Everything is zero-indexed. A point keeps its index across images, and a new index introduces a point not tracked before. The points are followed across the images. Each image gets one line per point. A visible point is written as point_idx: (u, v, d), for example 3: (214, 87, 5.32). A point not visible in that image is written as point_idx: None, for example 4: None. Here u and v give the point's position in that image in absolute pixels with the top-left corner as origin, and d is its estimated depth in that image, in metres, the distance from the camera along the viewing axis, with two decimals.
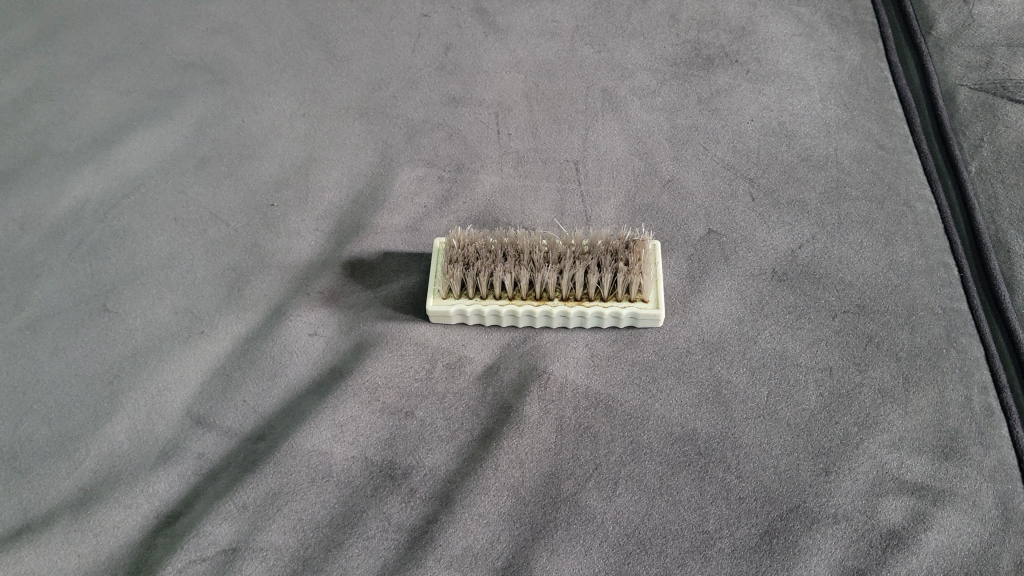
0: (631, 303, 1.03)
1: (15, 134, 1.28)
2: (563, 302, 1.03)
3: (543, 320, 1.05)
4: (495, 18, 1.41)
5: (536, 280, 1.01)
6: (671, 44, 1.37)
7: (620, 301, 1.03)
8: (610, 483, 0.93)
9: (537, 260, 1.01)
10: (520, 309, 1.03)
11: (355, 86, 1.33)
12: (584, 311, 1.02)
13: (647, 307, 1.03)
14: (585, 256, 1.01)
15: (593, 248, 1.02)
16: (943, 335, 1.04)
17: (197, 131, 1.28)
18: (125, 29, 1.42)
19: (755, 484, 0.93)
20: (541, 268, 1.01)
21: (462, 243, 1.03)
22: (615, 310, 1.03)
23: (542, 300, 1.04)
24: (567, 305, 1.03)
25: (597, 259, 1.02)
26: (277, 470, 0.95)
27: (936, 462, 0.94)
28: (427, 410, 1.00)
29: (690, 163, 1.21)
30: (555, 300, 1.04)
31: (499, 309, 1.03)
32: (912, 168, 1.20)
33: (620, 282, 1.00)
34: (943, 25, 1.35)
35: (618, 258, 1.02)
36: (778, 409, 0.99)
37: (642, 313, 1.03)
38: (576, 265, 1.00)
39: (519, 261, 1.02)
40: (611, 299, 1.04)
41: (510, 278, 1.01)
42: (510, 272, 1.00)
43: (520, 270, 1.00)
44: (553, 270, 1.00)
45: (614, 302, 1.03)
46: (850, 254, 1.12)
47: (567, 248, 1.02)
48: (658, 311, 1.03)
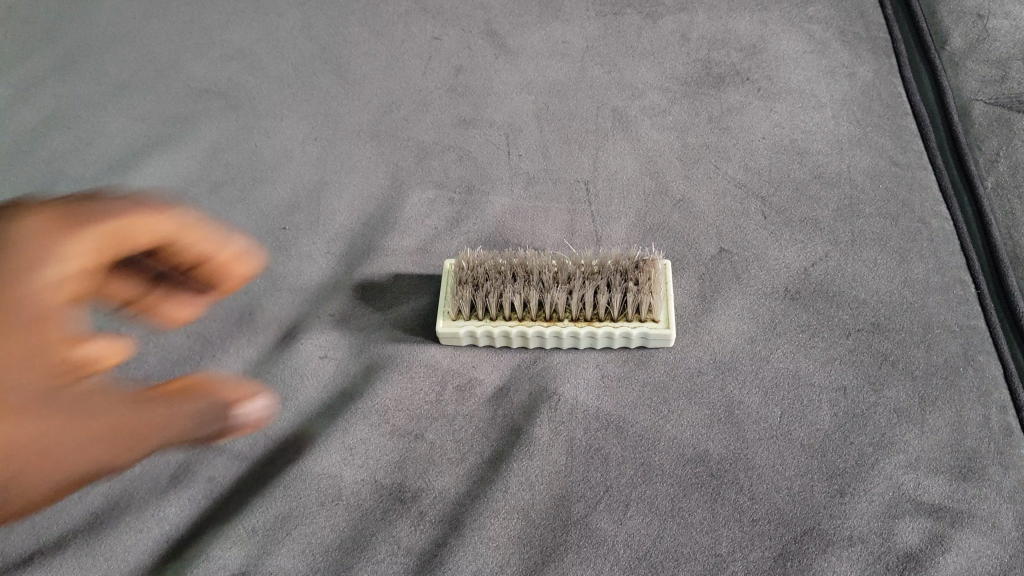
0: (642, 323, 1.03)
1: (33, 161, 1.29)
2: (573, 323, 1.03)
3: (553, 341, 1.05)
4: (506, 39, 1.41)
5: (545, 300, 1.01)
6: (681, 63, 1.36)
7: (631, 321, 1.03)
8: (621, 505, 0.93)
9: (546, 280, 1.01)
10: (530, 330, 1.02)
11: (366, 110, 1.33)
12: (594, 332, 1.02)
13: (658, 326, 1.02)
14: (595, 276, 1.01)
15: (603, 268, 1.02)
16: (960, 353, 1.03)
17: (211, 155, 1.30)
18: (141, 56, 1.43)
19: (769, 506, 0.92)
20: (551, 289, 1.01)
21: (472, 264, 1.04)
22: (625, 330, 1.02)
23: (551, 320, 1.03)
24: (577, 326, 1.02)
25: (607, 279, 1.01)
26: (286, 493, 0.96)
27: (953, 482, 0.93)
28: (437, 432, 1.00)
29: (701, 183, 1.21)
30: (565, 320, 1.03)
31: (508, 330, 1.03)
32: (927, 185, 1.18)
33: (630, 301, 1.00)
34: (957, 39, 1.34)
35: (628, 278, 1.01)
36: (792, 429, 0.98)
37: (652, 333, 1.02)
38: (586, 285, 1.00)
39: (528, 282, 1.02)
40: (621, 319, 1.03)
41: (520, 299, 1.01)
42: (519, 292, 1.00)
43: (530, 290, 1.00)
44: (563, 289, 1.00)
45: (624, 322, 1.03)
46: (864, 272, 1.10)
47: (576, 269, 1.02)
48: (668, 331, 1.02)
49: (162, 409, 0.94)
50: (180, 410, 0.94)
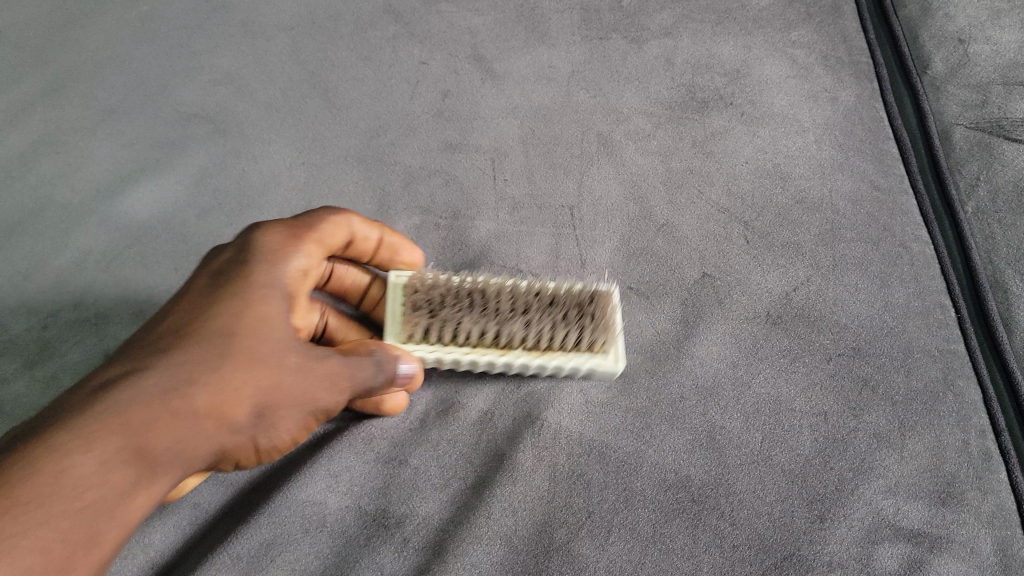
0: (595, 356, 1.01)
1: (20, 187, 1.28)
2: (525, 353, 1.01)
3: (503, 369, 1.02)
4: (492, 64, 1.42)
5: (502, 331, 0.99)
6: (666, 87, 1.37)
7: (583, 354, 1.01)
8: (603, 531, 0.93)
9: (503, 311, 0.99)
10: (484, 359, 1.00)
11: (354, 134, 1.34)
12: (546, 364, 1.00)
13: (610, 360, 1.01)
14: (551, 308, 1.00)
15: (558, 300, 1.01)
16: (939, 378, 1.04)
17: (200, 180, 1.31)
18: (130, 81, 1.41)
19: (750, 532, 0.92)
20: (507, 320, 0.98)
21: (426, 290, 1.01)
22: (578, 362, 1.00)
23: (503, 349, 1.01)
24: (530, 357, 1.01)
25: (563, 312, 1.00)
26: (271, 520, 0.95)
27: (932, 508, 0.94)
28: (421, 458, 1.01)
29: (685, 208, 1.22)
30: (518, 351, 1.01)
31: (462, 357, 1.00)
32: (908, 209, 1.20)
33: (587, 337, 0.99)
34: (938, 64, 1.35)
35: (583, 312, 1.01)
36: (773, 454, 0.98)
37: (602, 367, 1.00)
38: (543, 318, 0.99)
39: (484, 311, 1.00)
40: (573, 351, 1.02)
41: (477, 329, 0.98)
42: (476, 323, 0.98)
43: (487, 321, 0.98)
44: (520, 323, 0.98)
45: (576, 354, 1.01)
46: (846, 297, 1.12)
47: (533, 300, 1.00)
48: (616, 365, 1.00)
49: (330, 385, 0.92)
50: (339, 375, 0.92)
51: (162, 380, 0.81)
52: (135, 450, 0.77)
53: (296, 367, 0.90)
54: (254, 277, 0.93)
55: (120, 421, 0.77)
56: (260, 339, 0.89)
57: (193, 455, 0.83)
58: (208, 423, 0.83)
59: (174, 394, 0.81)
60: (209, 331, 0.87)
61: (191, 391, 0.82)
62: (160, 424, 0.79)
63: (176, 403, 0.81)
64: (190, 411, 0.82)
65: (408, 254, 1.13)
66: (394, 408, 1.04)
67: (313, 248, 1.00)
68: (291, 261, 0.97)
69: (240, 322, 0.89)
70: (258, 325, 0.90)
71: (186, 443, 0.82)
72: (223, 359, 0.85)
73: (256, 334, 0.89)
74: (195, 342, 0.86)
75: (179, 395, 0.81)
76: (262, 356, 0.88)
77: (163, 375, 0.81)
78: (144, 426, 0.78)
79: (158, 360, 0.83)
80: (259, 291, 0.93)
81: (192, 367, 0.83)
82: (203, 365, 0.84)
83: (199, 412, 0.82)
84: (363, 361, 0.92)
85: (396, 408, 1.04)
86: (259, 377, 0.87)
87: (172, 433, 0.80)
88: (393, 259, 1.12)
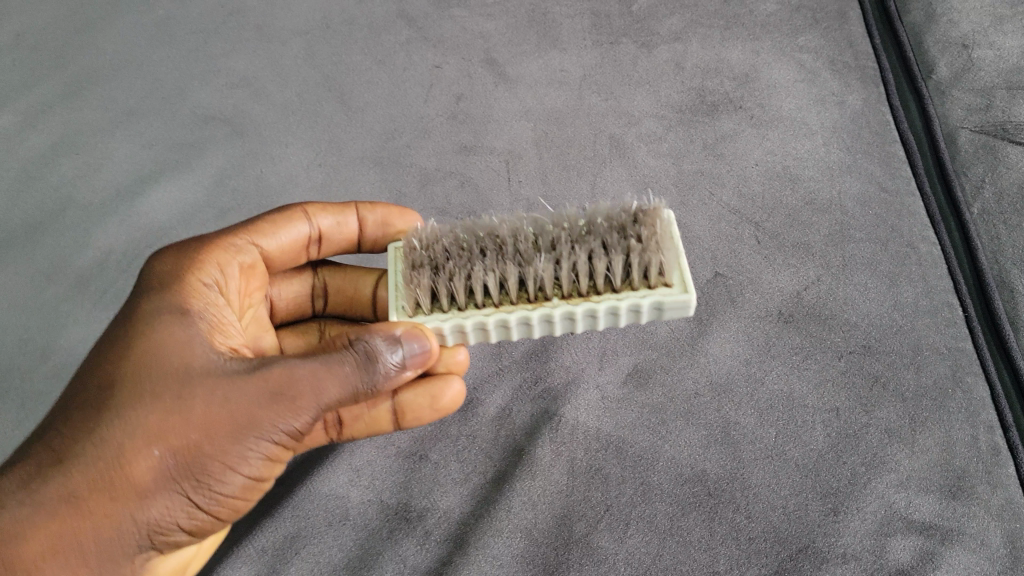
0: (650, 291, 0.84)
1: (42, 188, 1.31)
2: (565, 301, 0.84)
3: (544, 327, 0.86)
4: (505, 68, 1.44)
5: (527, 277, 0.83)
6: (676, 91, 1.40)
7: (637, 290, 0.84)
8: (621, 524, 0.95)
9: (525, 253, 0.85)
10: (512, 317, 0.84)
11: (369, 137, 1.36)
12: (594, 308, 0.83)
13: (672, 292, 0.83)
14: (586, 241, 0.85)
15: (592, 231, 0.86)
16: (948, 375, 1.06)
17: (218, 181, 1.32)
18: (148, 83, 1.43)
19: (765, 524, 0.94)
20: (532, 261, 0.84)
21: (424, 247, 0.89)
22: (632, 301, 0.83)
23: (537, 301, 0.85)
24: (573, 304, 0.84)
25: (599, 243, 0.85)
26: (295, 513, 0.98)
27: (942, 501, 0.96)
28: (441, 453, 1.03)
29: (696, 209, 1.25)
30: (554, 299, 0.85)
31: (486, 319, 0.84)
32: (916, 211, 1.22)
33: (631, 266, 0.82)
34: (943, 69, 1.36)
35: (625, 237, 0.86)
36: (786, 449, 1.00)
37: (668, 299, 0.82)
38: (575, 253, 0.83)
39: (501, 258, 0.86)
40: (624, 288, 0.85)
41: (494, 278, 0.83)
42: (492, 270, 0.84)
43: (506, 266, 0.83)
44: (549, 261, 0.83)
45: (628, 292, 0.84)
46: (856, 295, 1.14)
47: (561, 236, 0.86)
48: (688, 294, 0.82)
49: (285, 400, 0.73)
50: (298, 382, 0.74)
51: (98, 438, 0.72)
52: (79, 528, 0.71)
53: (238, 385, 0.74)
54: (220, 245, 0.92)
55: (56, 505, 0.71)
56: (202, 363, 0.76)
57: (231, 460, 0.74)
58: (172, 479, 0.73)
59: (113, 453, 0.72)
60: (134, 367, 0.76)
61: (134, 437, 0.72)
62: (108, 490, 0.71)
63: (173, 417, 0.73)
64: (142, 468, 0.72)
65: (403, 220, 1.04)
66: (452, 401, 0.96)
67: (321, 212, 1.01)
68: (296, 224, 1.00)
69: (168, 347, 0.77)
70: (194, 345, 0.78)
71: (144, 508, 0.72)
72: (152, 398, 0.74)
73: (195, 356, 0.77)
74: (119, 394, 0.74)
75: (122, 448, 0.72)
76: (199, 383, 0.74)
77: (101, 438, 0.72)
78: (85, 502, 0.71)
79: (87, 428, 0.73)
80: (241, 253, 0.94)
81: (183, 377, 0.75)
82: (134, 411, 0.73)
83: (160, 466, 0.72)
84: (342, 357, 0.75)
85: (453, 403, 0.97)
86: (200, 408, 0.73)
87: (124, 502, 0.72)
88: (384, 230, 1.03)
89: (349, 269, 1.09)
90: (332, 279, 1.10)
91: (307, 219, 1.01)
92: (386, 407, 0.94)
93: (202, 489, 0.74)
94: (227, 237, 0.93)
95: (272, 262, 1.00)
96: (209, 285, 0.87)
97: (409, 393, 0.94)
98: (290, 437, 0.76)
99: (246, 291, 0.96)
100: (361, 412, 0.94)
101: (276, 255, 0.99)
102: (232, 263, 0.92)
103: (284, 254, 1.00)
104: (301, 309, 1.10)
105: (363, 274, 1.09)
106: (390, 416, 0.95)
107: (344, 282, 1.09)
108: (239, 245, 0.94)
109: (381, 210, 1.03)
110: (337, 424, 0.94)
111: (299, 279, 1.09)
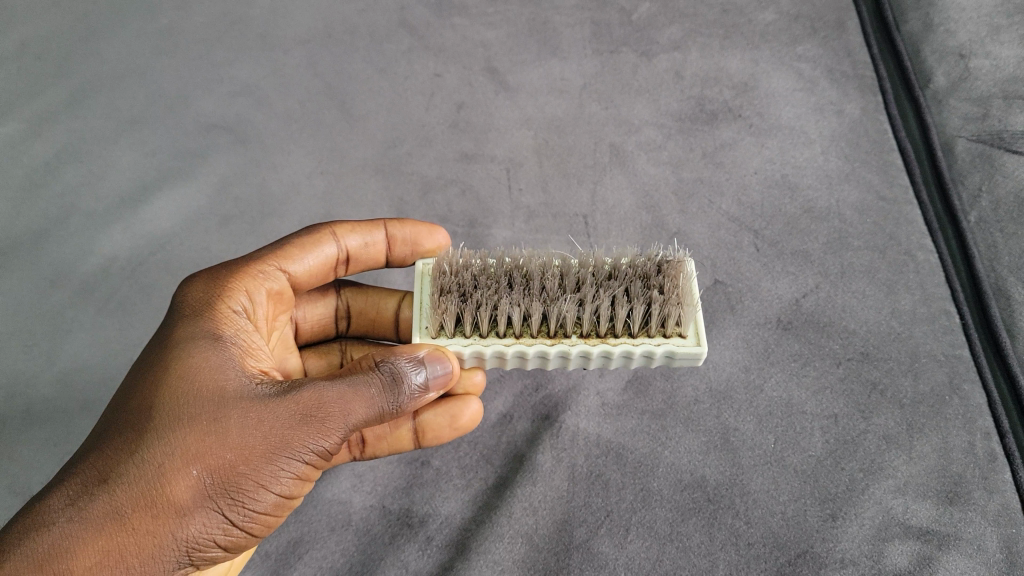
0: (667, 339, 0.86)
1: (46, 194, 1.32)
2: (583, 339, 0.87)
3: (557, 361, 0.88)
4: (506, 76, 1.45)
5: (550, 313, 0.85)
6: (676, 100, 1.41)
7: (653, 338, 0.86)
8: (621, 529, 0.96)
9: (551, 290, 0.86)
10: (531, 350, 0.86)
11: (371, 145, 1.37)
12: (609, 350, 0.86)
13: (687, 343, 0.85)
14: (611, 284, 0.86)
15: (619, 274, 0.88)
16: (945, 382, 1.07)
17: (220, 188, 1.34)
18: (152, 91, 1.44)
19: (764, 530, 0.95)
20: (557, 300, 0.85)
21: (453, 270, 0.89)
22: (648, 347, 0.85)
23: (556, 337, 0.87)
24: (589, 343, 0.86)
25: (624, 287, 0.87)
26: (298, 519, 1.00)
27: (940, 507, 0.97)
28: (443, 459, 1.04)
29: (696, 217, 1.26)
30: (573, 336, 0.87)
31: (505, 350, 0.86)
32: (913, 219, 1.23)
33: (655, 315, 0.83)
34: (940, 78, 1.36)
35: (650, 285, 0.87)
36: (785, 455, 1.01)
37: (680, 350, 0.85)
38: (602, 296, 0.84)
39: (528, 292, 0.87)
40: (641, 334, 0.87)
41: (518, 311, 0.84)
42: (518, 304, 0.84)
43: (532, 301, 0.84)
44: (574, 301, 0.84)
45: (645, 338, 0.86)
46: (854, 303, 1.15)
47: (587, 277, 0.87)
48: (700, 348, 0.84)
49: (316, 420, 0.76)
50: (328, 403, 0.76)
51: (138, 457, 0.73)
52: (123, 548, 0.70)
53: (271, 407, 0.76)
54: (254, 269, 0.92)
55: (100, 521, 0.70)
56: (234, 386, 0.78)
57: (263, 479, 0.75)
58: (210, 498, 0.73)
59: (154, 472, 0.72)
60: (167, 390, 0.77)
61: (173, 456, 0.73)
62: (149, 508, 0.71)
63: (208, 437, 0.74)
64: (180, 486, 0.72)
65: (431, 240, 1.07)
66: (471, 420, 0.98)
67: (349, 233, 1.01)
68: (324, 246, 0.99)
69: (199, 370, 0.78)
70: (225, 368, 0.79)
71: (183, 527, 0.72)
72: (189, 419, 0.75)
73: (228, 379, 0.78)
74: (154, 416, 0.75)
75: (163, 467, 0.72)
76: (234, 405, 0.76)
77: (140, 457, 0.73)
78: (128, 519, 0.71)
79: (124, 450, 0.73)
80: (269, 279, 0.93)
81: (216, 398, 0.76)
82: (171, 433, 0.74)
83: (198, 485, 0.73)
84: (369, 379, 0.78)
85: (472, 421, 0.99)
86: (234, 429, 0.74)
87: (165, 521, 0.72)
88: (414, 249, 1.06)
89: (372, 291, 1.10)
90: (354, 301, 1.10)
91: (335, 240, 1.00)
92: (408, 427, 0.97)
93: (238, 507, 0.75)
94: (256, 263, 0.92)
95: (299, 285, 0.99)
96: (238, 311, 0.87)
97: (430, 411, 0.97)
98: (319, 457, 0.78)
99: (273, 316, 0.96)
100: (385, 432, 0.97)
101: (303, 279, 0.98)
102: (259, 290, 0.91)
103: (312, 277, 0.99)
104: (325, 329, 1.11)
105: (386, 296, 1.10)
106: (410, 435, 0.98)
107: (367, 304, 1.10)
108: (267, 272, 0.93)
109: (410, 228, 1.05)
110: (359, 443, 0.98)
111: (323, 301, 1.09)
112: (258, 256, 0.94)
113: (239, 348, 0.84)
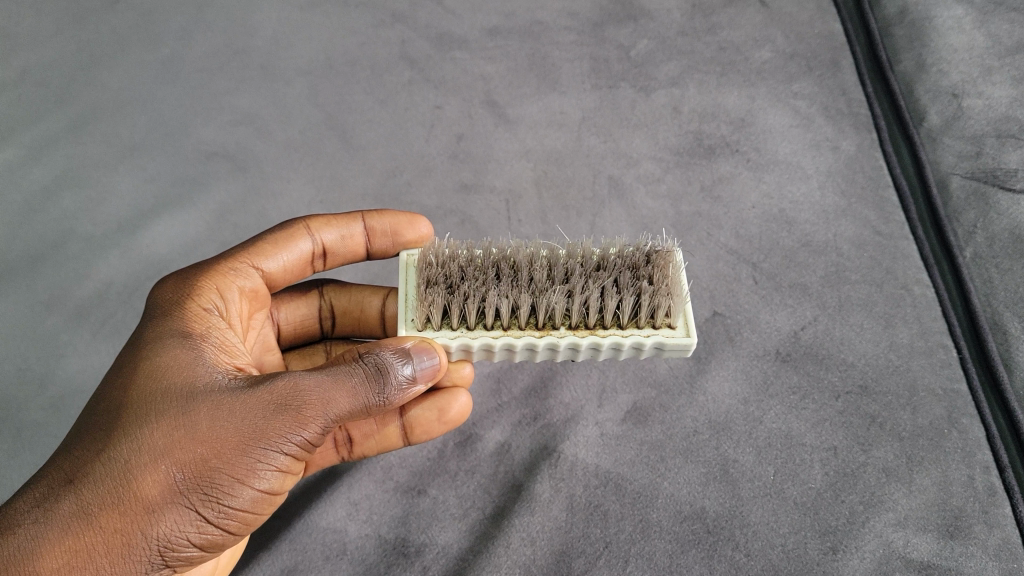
0: (656, 331, 0.85)
1: (44, 219, 1.32)
2: (572, 331, 0.86)
3: (546, 352, 0.87)
4: (506, 109, 1.46)
5: (538, 306, 0.84)
6: (673, 135, 1.43)
7: (643, 329, 0.86)
8: (620, 561, 0.95)
9: (540, 282, 0.85)
10: (519, 341, 0.85)
11: (371, 175, 1.38)
12: (599, 343, 0.85)
13: (677, 335, 0.85)
14: (600, 276, 0.86)
15: (608, 265, 0.88)
16: (943, 416, 1.07)
17: (220, 216, 1.34)
18: (152, 120, 1.45)
19: (765, 563, 0.95)
20: (546, 292, 0.84)
21: (440, 262, 0.89)
22: (637, 339, 0.85)
23: (545, 329, 0.87)
24: (578, 335, 0.85)
25: (613, 279, 0.86)
26: (292, 546, 0.98)
27: (941, 540, 0.96)
28: (439, 488, 1.03)
29: (695, 249, 1.27)
30: (562, 329, 0.86)
31: (493, 341, 0.85)
32: (909, 254, 1.24)
33: (644, 306, 0.83)
34: (934, 116, 1.37)
35: (639, 278, 0.87)
36: (785, 487, 1.01)
37: (670, 342, 0.84)
38: (591, 288, 0.84)
39: (516, 284, 0.86)
40: (631, 326, 0.86)
41: (507, 304, 0.84)
42: (506, 297, 0.84)
43: (520, 293, 0.83)
44: (563, 293, 0.83)
45: (634, 330, 0.86)
46: (851, 336, 1.16)
47: (576, 268, 0.87)
48: (690, 339, 0.84)
49: (293, 411, 0.74)
50: (306, 394, 0.74)
51: (106, 457, 0.72)
52: (92, 547, 0.70)
53: (245, 399, 0.74)
54: (226, 269, 0.92)
55: (68, 522, 0.70)
56: (207, 380, 0.77)
57: (239, 472, 0.73)
58: (181, 494, 0.72)
59: (122, 470, 0.71)
60: (138, 387, 0.76)
61: (142, 453, 0.72)
62: (117, 506, 0.70)
63: (177, 433, 0.73)
64: (150, 483, 0.71)
65: (413, 230, 1.03)
66: (460, 413, 0.97)
67: (325, 227, 1.02)
68: (299, 242, 0.99)
69: (170, 367, 0.77)
70: (199, 364, 0.78)
71: (154, 524, 0.71)
72: (158, 415, 0.74)
73: (201, 375, 0.77)
74: (123, 415, 0.74)
75: (131, 464, 0.72)
76: (205, 399, 0.75)
77: (107, 456, 0.72)
78: (95, 519, 0.70)
79: (93, 451, 0.73)
80: (241, 276, 0.93)
81: (188, 394, 0.75)
82: (139, 430, 0.73)
83: (168, 481, 0.71)
84: (351, 369, 0.76)
85: (461, 414, 0.98)
86: (206, 423, 0.73)
87: (134, 518, 0.71)
88: (395, 241, 1.03)
89: (355, 288, 1.09)
90: (337, 299, 1.09)
91: (309, 235, 1.01)
92: (395, 425, 0.96)
93: (213, 502, 0.73)
94: (228, 261, 0.93)
95: (274, 282, 1.00)
96: (211, 309, 0.87)
97: (417, 407, 0.96)
98: (301, 450, 0.76)
99: (250, 314, 0.95)
100: (371, 430, 0.96)
101: (279, 275, 0.99)
102: (231, 289, 0.91)
103: (288, 274, 1.00)
104: (308, 330, 1.11)
105: (370, 292, 1.09)
106: (399, 432, 0.97)
107: (351, 302, 1.09)
108: (240, 269, 0.93)
109: (390, 220, 1.02)
110: (347, 444, 0.97)
111: (305, 301, 1.09)
112: (230, 254, 0.94)
113: (215, 346, 0.82)
